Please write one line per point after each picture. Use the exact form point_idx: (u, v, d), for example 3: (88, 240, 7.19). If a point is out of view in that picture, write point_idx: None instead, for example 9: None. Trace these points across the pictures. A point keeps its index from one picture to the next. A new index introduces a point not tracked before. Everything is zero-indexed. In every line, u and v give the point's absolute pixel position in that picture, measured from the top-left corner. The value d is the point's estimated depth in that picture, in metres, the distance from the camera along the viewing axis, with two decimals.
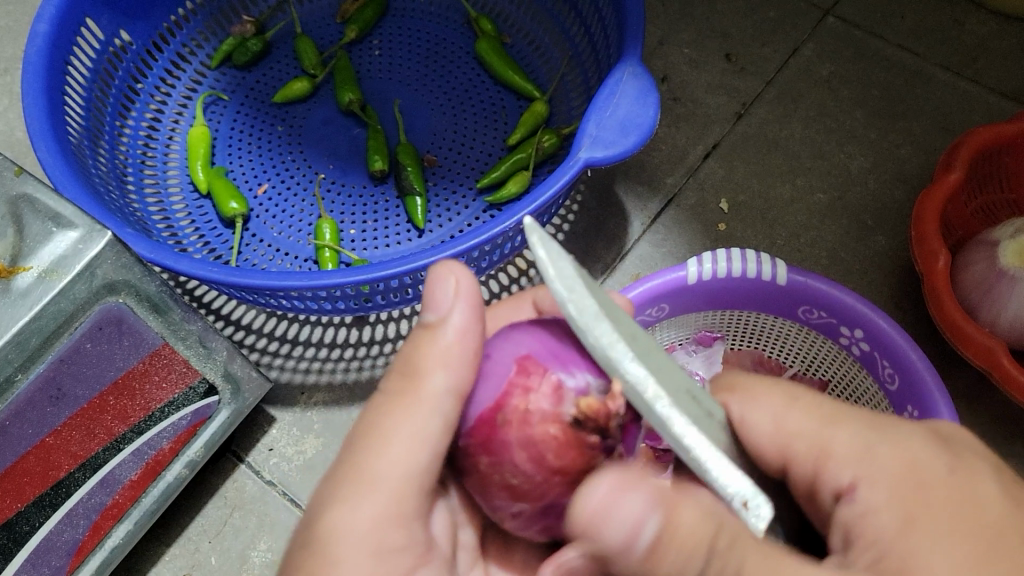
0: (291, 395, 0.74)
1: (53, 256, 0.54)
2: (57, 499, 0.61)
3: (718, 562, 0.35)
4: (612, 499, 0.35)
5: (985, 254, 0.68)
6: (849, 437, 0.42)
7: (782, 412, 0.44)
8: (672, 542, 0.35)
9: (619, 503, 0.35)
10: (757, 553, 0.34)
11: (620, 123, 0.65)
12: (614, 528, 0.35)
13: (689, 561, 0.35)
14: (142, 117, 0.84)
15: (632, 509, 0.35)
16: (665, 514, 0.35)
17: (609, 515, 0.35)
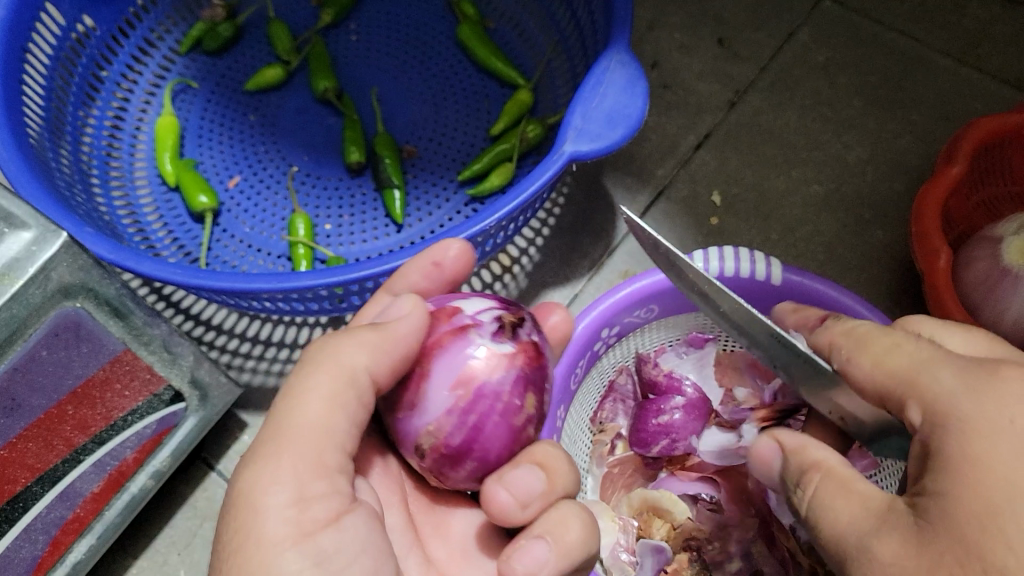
0: (263, 399, 0.70)
1: (5, 259, 0.51)
2: (13, 514, 0.57)
3: (919, 449, 0.36)
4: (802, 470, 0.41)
5: (988, 251, 0.65)
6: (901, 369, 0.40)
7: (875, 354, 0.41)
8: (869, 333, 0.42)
9: (903, 381, 0.38)
10: (952, 444, 0.35)
11: (607, 115, 0.62)
12: (906, 402, 0.38)
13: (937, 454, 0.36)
14: (107, 107, 0.80)
15: (919, 404, 0.38)
16: (919, 409, 0.37)
17: (884, 380, 0.38)
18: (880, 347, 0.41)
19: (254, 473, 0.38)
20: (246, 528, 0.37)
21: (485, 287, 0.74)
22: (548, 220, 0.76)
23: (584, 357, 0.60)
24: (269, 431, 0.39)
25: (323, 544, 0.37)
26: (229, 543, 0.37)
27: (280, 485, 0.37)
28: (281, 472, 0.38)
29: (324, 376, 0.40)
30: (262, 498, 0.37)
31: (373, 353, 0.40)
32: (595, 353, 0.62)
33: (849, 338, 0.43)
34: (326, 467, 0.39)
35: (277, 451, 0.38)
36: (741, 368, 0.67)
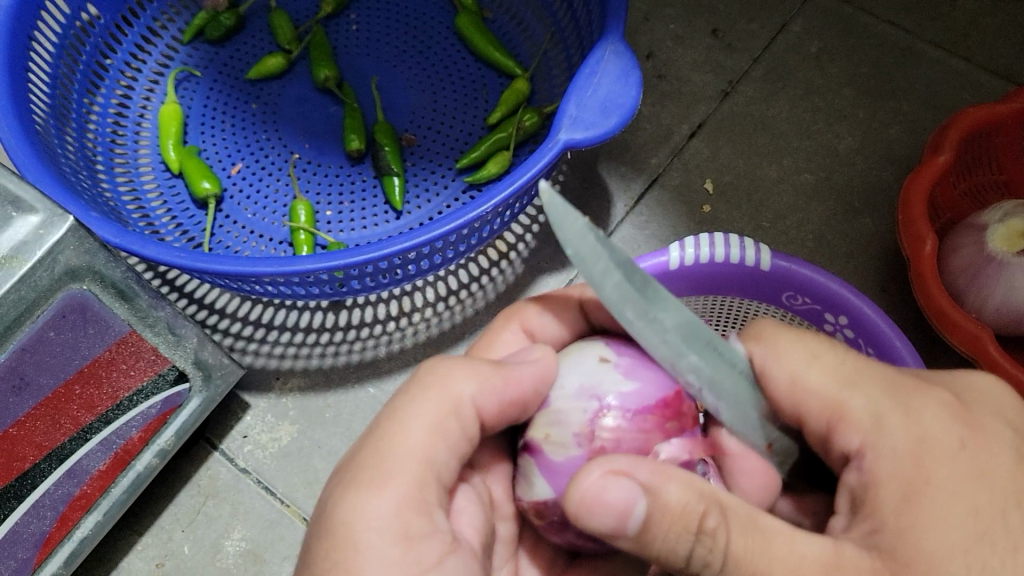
0: (265, 381, 0.72)
1: (12, 242, 0.53)
2: (22, 491, 0.59)
3: (706, 540, 0.37)
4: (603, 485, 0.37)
5: (973, 238, 0.66)
6: (864, 403, 0.40)
7: (802, 373, 0.42)
8: (786, 343, 0.43)
9: (609, 488, 0.37)
10: (740, 537, 0.37)
11: (601, 104, 0.63)
12: (603, 512, 0.37)
13: (680, 539, 0.37)
14: (111, 95, 0.81)
15: (622, 495, 0.37)
16: (653, 500, 0.37)
17: (602, 497, 0.37)
18: (796, 359, 0.43)
19: (357, 500, 0.40)
20: (346, 560, 0.38)
21: (482, 273, 0.75)
22: (544, 207, 0.78)
23: None
24: (368, 448, 0.42)
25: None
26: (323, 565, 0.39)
27: (381, 514, 0.39)
28: (382, 499, 0.40)
29: (431, 406, 0.42)
30: (358, 522, 0.39)
31: (475, 382, 0.43)
32: None
33: (760, 341, 0.44)
34: (425, 503, 0.41)
35: (381, 482, 0.40)
36: None
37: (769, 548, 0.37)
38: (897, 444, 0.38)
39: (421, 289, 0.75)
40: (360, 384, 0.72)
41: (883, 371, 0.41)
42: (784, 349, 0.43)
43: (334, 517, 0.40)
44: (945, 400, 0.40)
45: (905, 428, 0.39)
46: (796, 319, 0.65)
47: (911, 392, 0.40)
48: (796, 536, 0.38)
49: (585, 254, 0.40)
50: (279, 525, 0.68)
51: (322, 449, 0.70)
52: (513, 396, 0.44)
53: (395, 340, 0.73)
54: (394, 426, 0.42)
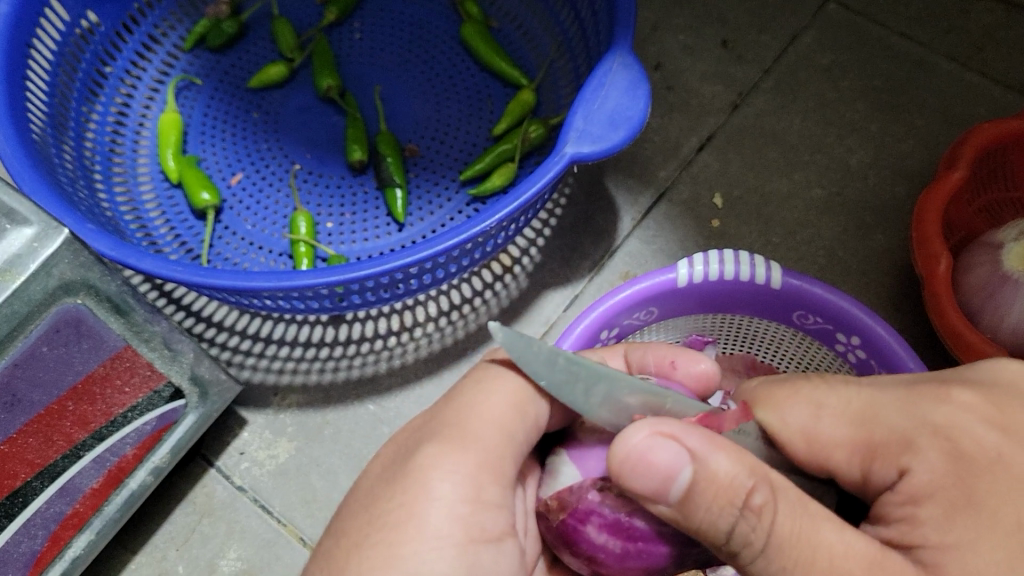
0: (263, 397, 0.71)
1: (6, 256, 0.52)
2: (12, 510, 0.57)
3: (751, 517, 0.37)
4: (649, 444, 0.37)
5: (988, 257, 0.65)
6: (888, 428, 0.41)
7: (812, 424, 0.44)
8: (787, 403, 0.45)
9: (655, 450, 0.37)
10: (786, 519, 0.37)
11: (609, 117, 0.62)
12: (648, 474, 0.37)
13: (723, 512, 0.37)
14: (110, 103, 0.80)
15: (668, 458, 0.37)
16: (699, 468, 0.37)
17: (648, 459, 0.37)
18: (806, 402, 0.44)
19: (435, 453, 0.41)
20: (411, 506, 0.39)
21: (485, 287, 0.74)
22: (549, 220, 0.76)
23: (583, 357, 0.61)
24: (449, 412, 0.43)
25: (479, 543, 0.40)
26: (387, 515, 0.39)
27: (457, 471, 0.40)
28: (461, 460, 0.41)
29: (508, 386, 0.43)
30: (434, 475, 0.40)
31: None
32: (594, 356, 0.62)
33: (761, 405, 0.46)
34: (500, 476, 0.41)
35: (461, 444, 0.41)
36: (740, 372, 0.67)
37: (816, 537, 0.37)
38: (934, 465, 0.38)
39: (423, 303, 0.73)
40: (359, 401, 0.71)
41: (891, 395, 0.42)
42: (787, 407, 0.45)
43: (411, 465, 0.41)
44: (971, 426, 0.39)
45: (937, 446, 0.39)
46: (808, 339, 0.63)
47: (927, 403, 0.40)
48: (843, 526, 0.37)
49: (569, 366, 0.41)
50: (275, 545, 0.67)
51: (320, 467, 0.69)
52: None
53: (396, 355, 0.72)
54: (475, 396, 0.43)
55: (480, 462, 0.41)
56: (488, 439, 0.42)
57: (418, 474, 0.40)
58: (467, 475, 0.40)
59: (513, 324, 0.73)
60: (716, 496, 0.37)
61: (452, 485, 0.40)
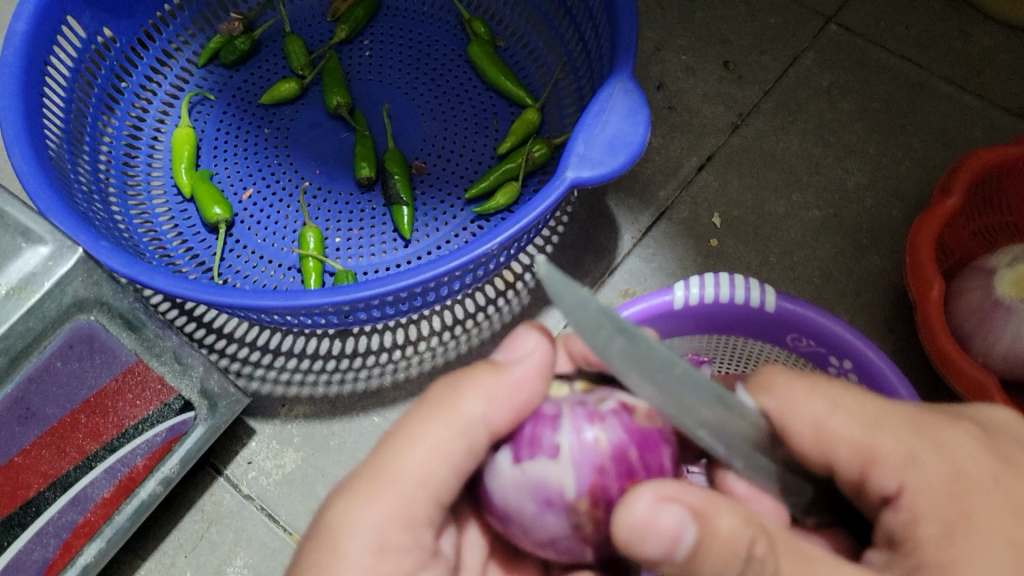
0: (271, 407, 0.73)
1: (22, 274, 0.55)
2: (26, 519, 0.59)
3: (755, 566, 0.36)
4: (655, 512, 0.35)
5: (981, 282, 0.66)
6: (895, 443, 0.40)
7: (825, 418, 0.42)
8: (801, 392, 0.43)
9: (660, 516, 0.35)
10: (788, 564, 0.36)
11: (609, 142, 0.63)
12: (654, 540, 0.35)
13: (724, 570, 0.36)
14: (125, 118, 0.82)
15: (672, 522, 0.35)
16: (703, 529, 0.35)
17: (653, 528, 0.35)
18: (800, 392, 0.43)
19: (346, 507, 0.39)
20: (324, 561, 0.38)
21: (488, 303, 0.76)
22: (551, 238, 0.78)
23: None
24: (379, 454, 0.41)
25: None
26: (305, 564, 0.38)
27: (369, 522, 0.39)
28: (383, 499, 0.39)
29: (441, 430, 0.40)
30: (353, 521, 0.39)
31: (485, 400, 0.40)
32: None
33: (766, 392, 0.43)
34: (413, 520, 0.40)
35: (372, 490, 0.39)
36: None
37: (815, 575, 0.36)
38: (932, 481, 0.39)
39: (427, 318, 0.75)
40: (364, 413, 0.73)
41: (902, 410, 0.42)
42: (779, 387, 0.43)
43: (325, 519, 0.39)
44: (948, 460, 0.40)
45: (938, 465, 0.40)
46: (801, 361, 0.65)
47: (937, 428, 0.41)
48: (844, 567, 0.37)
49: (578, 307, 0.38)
50: (280, 553, 0.68)
51: (325, 477, 0.71)
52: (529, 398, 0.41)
53: (401, 368, 0.74)
54: (396, 448, 0.40)
55: (404, 506, 0.39)
56: (406, 482, 0.40)
57: (335, 528, 0.39)
58: (385, 522, 0.39)
59: None
60: (727, 548, 0.35)
61: (371, 530, 0.39)
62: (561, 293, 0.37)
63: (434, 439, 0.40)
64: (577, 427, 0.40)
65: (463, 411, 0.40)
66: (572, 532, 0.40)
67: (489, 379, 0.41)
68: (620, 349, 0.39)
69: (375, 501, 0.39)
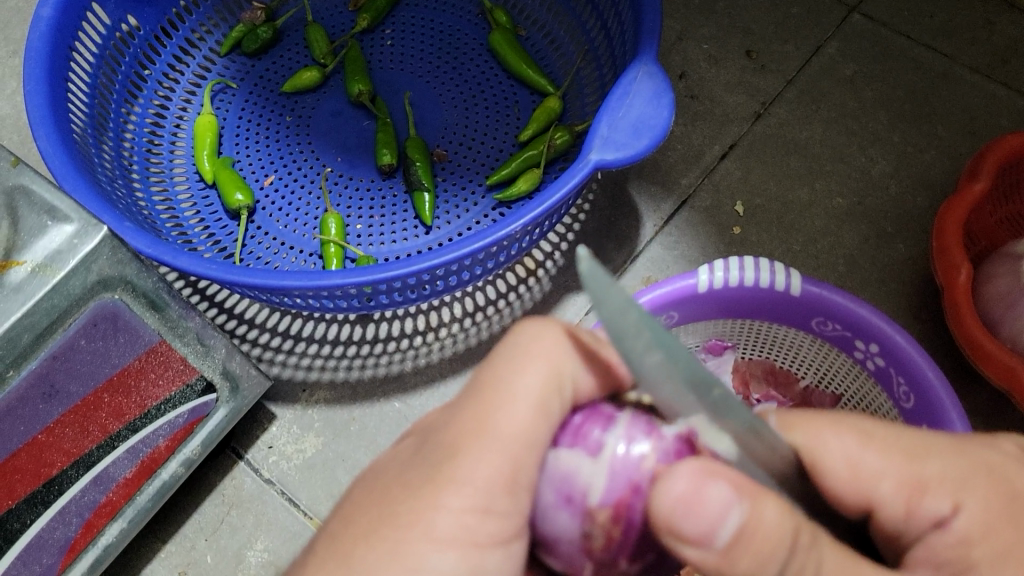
0: (292, 392, 0.73)
1: (47, 251, 0.54)
2: (49, 497, 0.59)
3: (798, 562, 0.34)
4: (699, 487, 0.32)
5: (1009, 267, 0.65)
6: (943, 466, 0.39)
7: (856, 454, 0.40)
8: (828, 430, 0.41)
9: (706, 493, 0.32)
10: (831, 557, 0.35)
11: (633, 125, 0.63)
12: (696, 522, 0.32)
13: (769, 561, 0.33)
14: (148, 105, 0.82)
15: (720, 499, 0.32)
16: (749, 511, 0.33)
17: (699, 505, 0.32)
18: (822, 428, 0.41)
19: (453, 460, 0.36)
20: (423, 515, 0.35)
21: (509, 290, 0.75)
22: (573, 225, 0.78)
23: None
24: (469, 410, 0.37)
25: (490, 533, 0.35)
26: (400, 519, 0.35)
27: (474, 475, 0.35)
28: (491, 454, 0.35)
29: (542, 381, 0.37)
30: (454, 475, 0.35)
31: (577, 359, 0.38)
32: None
33: (796, 429, 0.42)
34: (517, 483, 0.35)
35: (475, 443, 0.36)
36: (759, 376, 0.69)
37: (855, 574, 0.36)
38: (989, 505, 0.39)
39: (448, 304, 0.75)
40: (385, 398, 0.72)
41: (940, 436, 0.41)
42: (808, 427, 0.42)
43: (426, 470, 0.36)
44: None
45: (994, 488, 0.39)
46: (827, 346, 0.64)
47: (975, 446, 0.41)
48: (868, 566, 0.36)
49: (619, 314, 0.31)
50: (301, 537, 0.68)
51: (346, 462, 0.71)
52: (611, 382, 0.39)
53: (421, 354, 0.74)
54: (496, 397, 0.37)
55: (511, 464, 0.35)
56: (515, 438, 0.36)
57: (440, 477, 0.35)
58: (489, 478, 0.35)
59: None
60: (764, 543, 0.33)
61: (473, 486, 0.35)
62: (600, 298, 0.30)
63: (527, 385, 0.37)
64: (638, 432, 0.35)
65: (554, 362, 0.38)
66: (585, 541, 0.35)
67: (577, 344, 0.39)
68: (656, 366, 0.32)
69: (479, 451, 0.36)
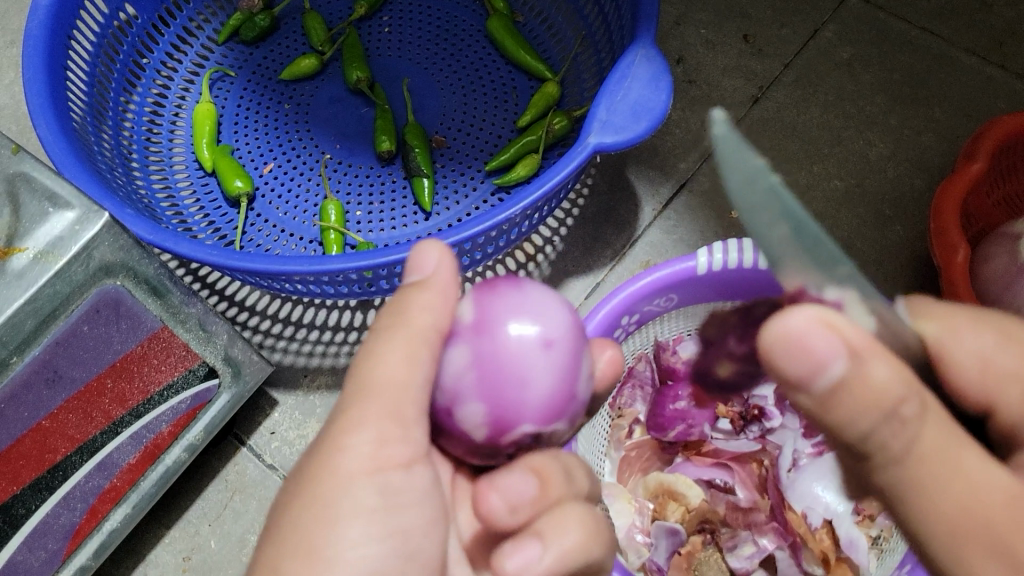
0: (293, 378, 0.73)
1: (49, 238, 0.54)
2: (53, 483, 0.59)
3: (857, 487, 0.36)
4: (810, 328, 0.31)
5: (1007, 248, 0.66)
6: None
7: (990, 359, 0.37)
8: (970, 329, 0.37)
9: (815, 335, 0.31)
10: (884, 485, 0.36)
11: (631, 108, 0.63)
12: (799, 356, 0.31)
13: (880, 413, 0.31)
14: (147, 93, 0.82)
15: (825, 345, 0.31)
16: (856, 366, 0.31)
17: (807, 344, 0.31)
18: (969, 329, 0.38)
19: (344, 428, 0.37)
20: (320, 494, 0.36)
21: (509, 274, 0.76)
22: (572, 210, 0.78)
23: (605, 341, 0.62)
24: (351, 380, 0.39)
25: (393, 481, 0.37)
26: (302, 497, 0.37)
27: (363, 442, 0.37)
28: (364, 419, 0.37)
29: (401, 340, 0.38)
30: (339, 444, 0.37)
31: (433, 313, 0.38)
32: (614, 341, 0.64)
33: (936, 322, 0.38)
34: (405, 421, 0.37)
35: (361, 399, 0.37)
36: None
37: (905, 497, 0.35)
38: None
39: None
40: None
41: None
42: (959, 328, 0.38)
43: (324, 447, 0.37)
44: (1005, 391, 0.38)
45: None
46: None
47: None
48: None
49: (751, 189, 0.34)
50: None
51: None
52: (445, 316, 0.39)
53: None
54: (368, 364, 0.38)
55: (400, 407, 0.37)
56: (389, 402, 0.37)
57: (332, 455, 0.37)
58: (387, 439, 0.37)
59: None
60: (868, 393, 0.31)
61: (375, 447, 0.37)
62: (724, 153, 0.34)
63: (393, 366, 0.37)
64: (504, 312, 0.39)
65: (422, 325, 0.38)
66: (494, 406, 0.38)
67: (437, 296, 0.39)
68: (784, 239, 0.34)
69: (388, 415, 0.37)
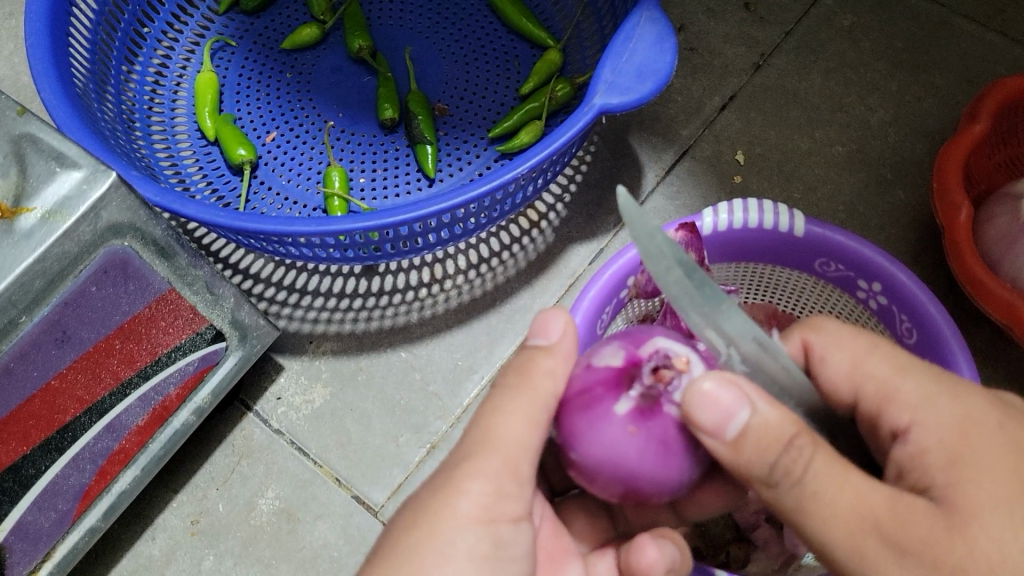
0: (298, 344, 0.73)
1: (56, 198, 0.52)
2: (63, 444, 0.60)
3: (793, 454, 0.37)
4: (724, 393, 0.37)
5: (1009, 207, 0.66)
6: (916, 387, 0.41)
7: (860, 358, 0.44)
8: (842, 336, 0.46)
9: (723, 392, 0.37)
10: (824, 457, 0.37)
11: (636, 69, 0.63)
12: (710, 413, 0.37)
13: (771, 451, 0.37)
14: (149, 62, 0.82)
15: (731, 401, 0.37)
16: (754, 414, 0.37)
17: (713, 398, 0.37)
18: (850, 350, 0.45)
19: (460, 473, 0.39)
20: (436, 530, 0.38)
21: (513, 241, 0.76)
22: (575, 176, 0.78)
23: (606, 303, 0.62)
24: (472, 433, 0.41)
25: (499, 543, 0.39)
26: (408, 540, 0.38)
27: (479, 489, 0.39)
28: (482, 470, 0.39)
29: (524, 396, 0.41)
30: (458, 488, 0.39)
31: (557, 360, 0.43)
32: (620, 302, 0.64)
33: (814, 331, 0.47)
34: (519, 476, 0.40)
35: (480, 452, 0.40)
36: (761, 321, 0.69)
37: (848, 479, 0.37)
38: (941, 420, 0.40)
39: (453, 256, 0.76)
40: (392, 348, 0.73)
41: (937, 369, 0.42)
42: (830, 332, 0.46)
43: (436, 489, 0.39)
44: (979, 391, 0.41)
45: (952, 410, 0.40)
46: (830, 287, 0.65)
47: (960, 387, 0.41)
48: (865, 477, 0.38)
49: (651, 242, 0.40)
50: (311, 485, 0.69)
51: (354, 411, 0.71)
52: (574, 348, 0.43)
53: (427, 305, 0.74)
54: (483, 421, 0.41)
55: (513, 460, 0.40)
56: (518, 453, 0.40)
57: (448, 497, 0.39)
58: (500, 490, 0.39)
59: (540, 277, 0.75)
60: (767, 433, 0.37)
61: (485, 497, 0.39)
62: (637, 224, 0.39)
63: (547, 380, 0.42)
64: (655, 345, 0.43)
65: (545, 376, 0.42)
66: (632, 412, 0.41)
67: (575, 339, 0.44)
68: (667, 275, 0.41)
69: (494, 469, 0.40)
